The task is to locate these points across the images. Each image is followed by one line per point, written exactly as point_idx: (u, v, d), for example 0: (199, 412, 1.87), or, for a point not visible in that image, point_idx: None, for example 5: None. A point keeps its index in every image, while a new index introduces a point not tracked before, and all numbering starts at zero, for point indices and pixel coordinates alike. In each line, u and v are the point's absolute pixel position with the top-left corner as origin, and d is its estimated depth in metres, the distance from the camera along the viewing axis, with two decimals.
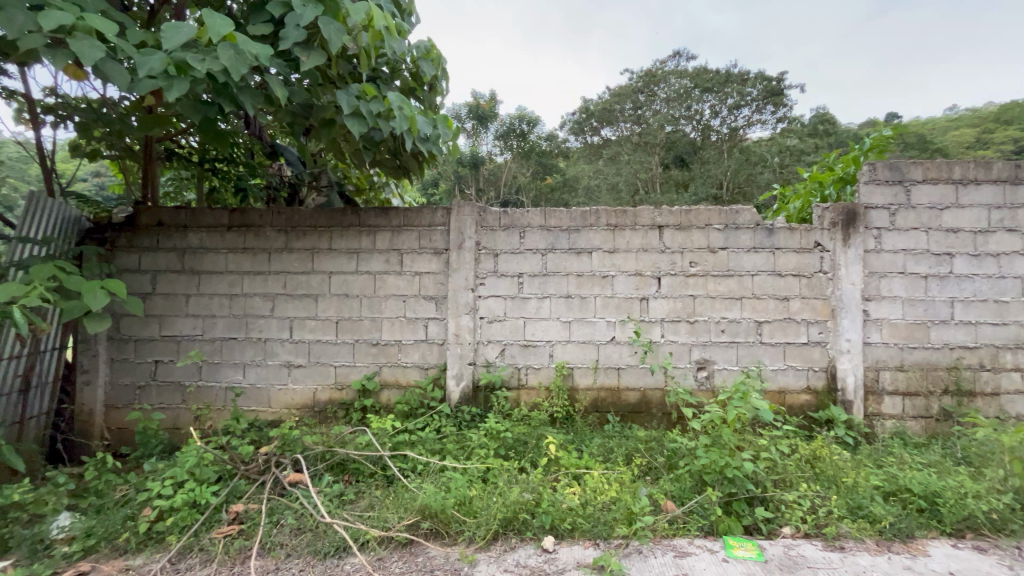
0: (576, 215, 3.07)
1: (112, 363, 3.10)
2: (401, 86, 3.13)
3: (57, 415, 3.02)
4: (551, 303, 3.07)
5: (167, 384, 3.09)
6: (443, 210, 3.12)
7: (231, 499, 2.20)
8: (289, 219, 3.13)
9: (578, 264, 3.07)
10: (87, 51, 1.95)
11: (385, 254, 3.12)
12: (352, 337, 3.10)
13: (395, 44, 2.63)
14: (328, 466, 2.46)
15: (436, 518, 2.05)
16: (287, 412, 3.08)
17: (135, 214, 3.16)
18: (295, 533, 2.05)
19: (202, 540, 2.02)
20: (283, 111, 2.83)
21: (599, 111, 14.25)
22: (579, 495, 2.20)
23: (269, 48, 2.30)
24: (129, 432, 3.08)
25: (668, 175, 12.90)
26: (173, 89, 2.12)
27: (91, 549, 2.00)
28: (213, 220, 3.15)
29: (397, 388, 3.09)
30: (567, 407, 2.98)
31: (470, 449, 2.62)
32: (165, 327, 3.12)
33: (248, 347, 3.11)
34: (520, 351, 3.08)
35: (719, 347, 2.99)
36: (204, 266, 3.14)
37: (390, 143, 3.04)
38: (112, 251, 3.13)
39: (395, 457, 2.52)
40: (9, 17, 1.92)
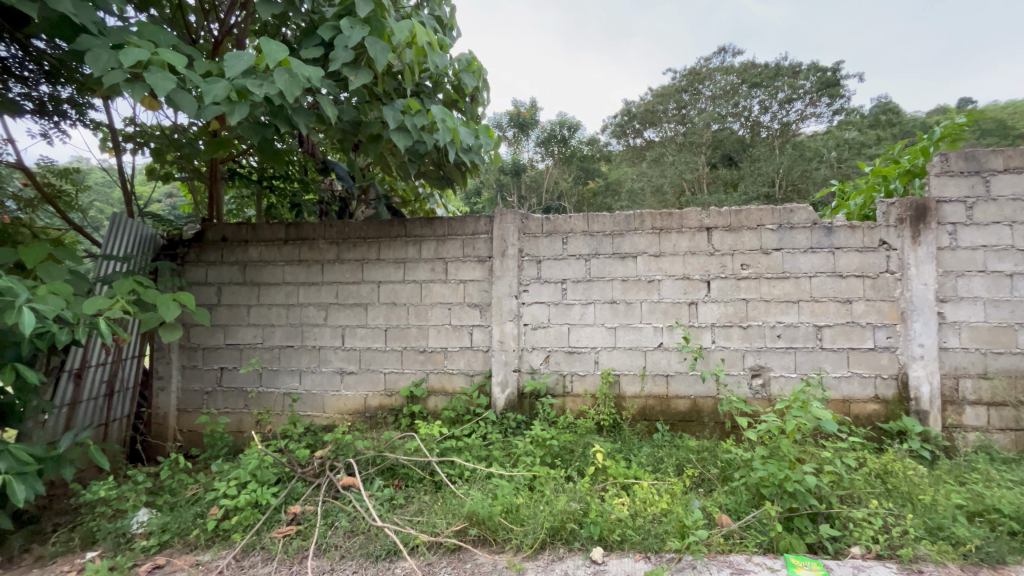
0: (620, 219, 3.03)
1: (183, 369, 3.34)
2: (444, 98, 3.22)
3: (137, 417, 3.28)
4: (596, 310, 3.03)
5: (231, 389, 3.29)
6: (487, 218, 3.16)
7: (290, 501, 2.31)
8: (340, 232, 3.27)
9: (622, 268, 3.02)
10: (161, 83, 2.12)
11: (431, 263, 3.19)
12: (400, 344, 3.19)
13: (437, 59, 2.70)
14: (379, 470, 2.53)
15: (484, 525, 2.05)
16: (340, 417, 3.20)
17: (202, 231, 3.40)
18: (348, 535, 2.11)
19: (263, 539, 2.12)
20: (334, 129, 2.97)
21: (642, 113, 13.99)
22: (628, 506, 2.14)
23: (320, 70, 2.43)
24: (198, 434, 3.30)
25: (716, 175, 12.42)
26: (235, 114, 2.27)
27: (166, 544, 2.14)
28: (271, 234, 3.33)
29: (444, 394, 3.14)
30: (614, 416, 2.92)
31: (517, 457, 2.62)
32: (229, 336, 3.33)
33: (303, 354, 3.26)
34: (564, 357, 3.05)
35: (775, 353, 2.85)
36: (264, 277, 3.33)
37: (434, 155, 3.12)
38: (183, 266, 3.38)
39: (443, 463, 2.56)
40: (96, 57, 2.12)
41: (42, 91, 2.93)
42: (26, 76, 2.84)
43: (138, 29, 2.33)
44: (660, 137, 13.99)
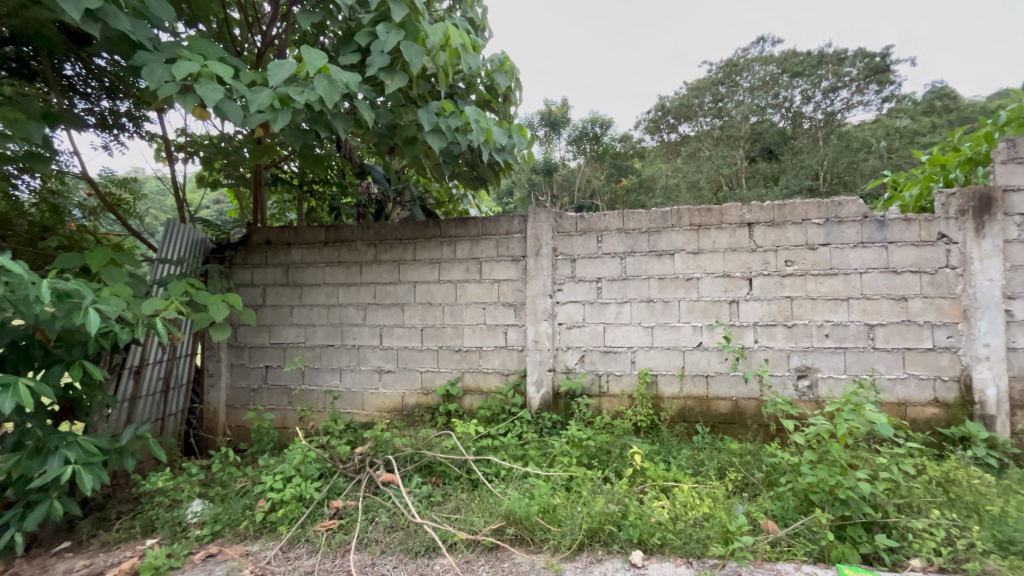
0: (656, 216, 2.96)
1: (232, 367, 3.49)
2: (477, 99, 3.24)
3: (190, 412, 3.46)
4: (632, 308, 2.98)
5: (276, 387, 3.41)
6: (520, 218, 3.15)
7: (332, 496, 2.37)
8: (378, 233, 3.35)
9: (659, 266, 2.96)
10: (210, 94, 2.23)
11: (466, 263, 3.22)
12: (436, 343, 3.23)
13: (470, 60, 2.72)
14: (417, 467, 2.57)
15: (521, 524, 2.05)
16: (379, 414, 3.27)
17: (248, 235, 3.54)
18: (388, 531, 2.16)
19: (308, 532, 2.18)
20: (371, 133, 3.04)
21: (676, 107, 13.67)
22: (668, 510, 2.09)
23: (358, 76, 2.49)
24: (245, 430, 3.44)
25: (755, 168, 11.98)
26: (278, 121, 2.35)
27: (218, 534, 2.25)
28: (312, 236, 3.44)
29: (479, 393, 3.16)
30: (652, 417, 2.86)
31: (553, 457, 2.61)
32: (274, 335, 3.46)
33: (343, 353, 3.35)
34: (600, 357, 3.01)
35: (822, 353, 2.72)
36: (305, 278, 3.44)
37: (468, 156, 3.14)
38: (231, 268, 3.54)
39: (480, 462, 2.58)
40: (152, 71, 2.25)
41: (103, 106, 3.14)
42: (89, 93, 3.05)
43: (189, 44, 2.45)
44: (696, 131, 13.63)
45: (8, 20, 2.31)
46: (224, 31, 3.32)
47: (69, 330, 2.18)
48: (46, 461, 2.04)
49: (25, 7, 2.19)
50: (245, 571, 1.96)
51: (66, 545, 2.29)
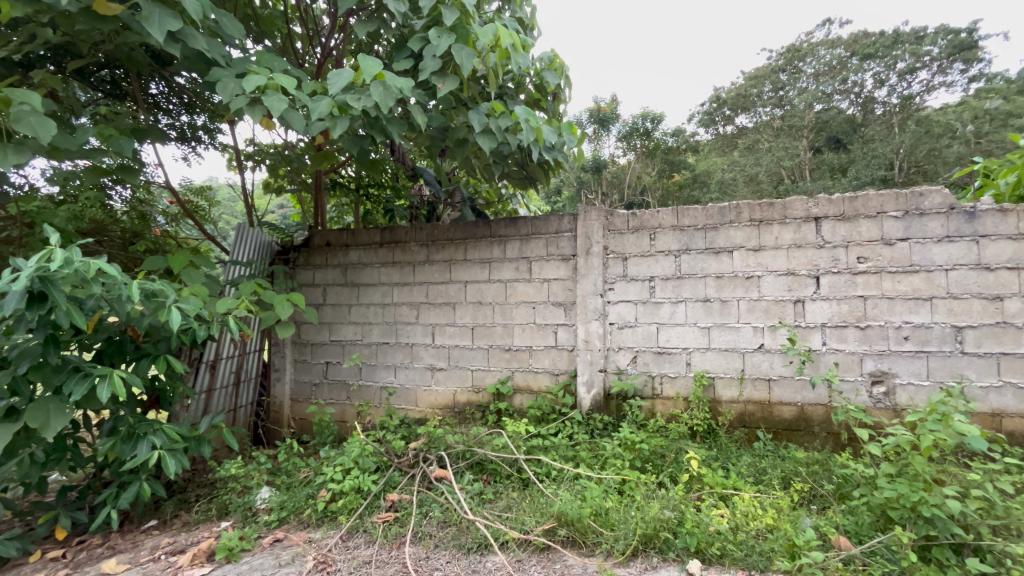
0: (714, 212, 2.84)
1: (295, 363, 3.68)
2: (526, 99, 3.25)
3: (259, 404, 3.68)
4: (687, 308, 2.88)
5: (336, 382, 3.57)
6: (570, 216, 3.12)
7: (388, 489, 2.45)
8: (430, 234, 3.43)
9: (716, 264, 2.83)
10: (276, 105, 2.36)
11: (516, 262, 3.23)
12: (486, 343, 3.26)
13: (520, 59, 2.72)
14: (468, 464, 2.60)
15: (573, 526, 2.03)
16: (431, 411, 3.34)
17: (310, 237, 3.73)
18: (441, 526, 2.20)
19: (365, 523, 2.26)
20: (423, 137, 3.11)
21: (733, 97, 13.06)
22: (728, 519, 1.99)
23: (411, 80, 2.55)
24: (308, 422, 3.62)
25: (821, 158, 11.18)
26: (337, 128, 2.46)
27: (284, 520, 2.38)
28: (368, 238, 3.57)
29: (530, 392, 3.16)
30: (709, 421, 2.75)
31: (605, 459, 2.56)
32: (333, 333, 3.62)
33: (398, 350, 3.45)
34: (653, 358, 2.93)
35: (900, 358, 2.50)
36: (362, 278, 3.58)
37: (518, 155, 3.16)
38: (294, 269, 3.74)
39: (530, 461, 2.58)
40: (225, 86, 2.41)
41: (182, 120, 3.41)
42: (171, 109, 3.33)
43: (257, 58, 2.61)
44: (754, 122, 12.95)
45: (103, 45, 2.55)
46: (288, 45, 3.52)
47: (155, 326, 2.38)
48: (137, 445, 2.25)
49: (118, 32, 2.41)
50: (309, 557, 2.05)
51: (153, 523, 2.51)
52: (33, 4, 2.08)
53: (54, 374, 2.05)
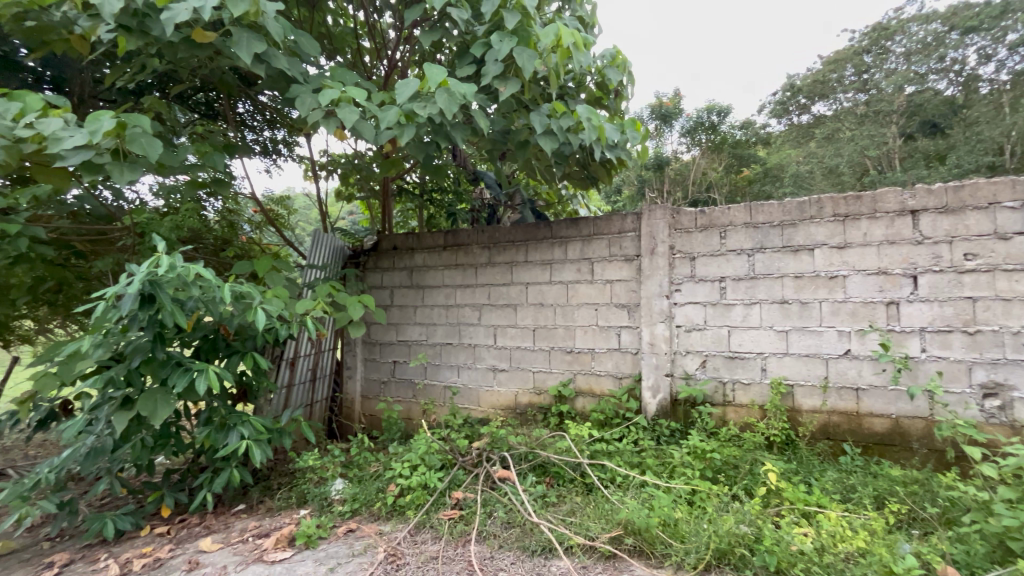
0: (791, 207, 2.65)
1: (365, 361, 3.86)
2: (587, 98, 3.22)
3: (332, 400, 3.90)
4: (762, 310, 2.70)
5: (402, 380, 3.71)
6: (634, 215, 3.04)
7: (452, 487, 2.50)
8: (491, 237, 3.47)
9: (795, 263, 2.64)
10: (348, 116, 2.49)
11: (577, 263, 3.19)
12: (548, 345, 3.25)
13: (582, 58, 2.68)
14: (531, 466, 2.61)
15: (641, 535, 1.97)
16: (494, 411, 3.38)
17: (378, 242, 3.90)
18: (505, 526, 2.21)
19: (432, 519, 2.32)
20: (485, 141, 3.16)
21: (809, 85, 12.13)
22: (813, 539, 1.83)
23: (474, 85, 2.60)
24: (377, 418, 3.78)
25: (913, 147, 10.27)
26: (404, 135, 2.55)
27: (356, 511, 2.50)
28: (433, 241, 3.68)
29: (592, 396, 3.10)
30: (788, 432, 2.56)
31: (673, 468, 2.46)
32: (400, 333, 3.76)
33: (461, 351, 3.53)
34: (725, 363, 2.78)
35: (1019, 367, 2.21)
36: (427, 280, 3.69)
37: (579, 155, 3.12)
38: (364, 272, 3.93)
39: (594, 466, 2.54)
40: (303, 101, 2.58)
41: (266, 135, 3.71)
42: (255, 125, 3.63)
43: (332, 74, 2.77)
44: (832, 111, 11.86)
45: (200, 71, 2.81)
46: (358, 60, 3.71)
47: (243, 326, 2.59)
48: (228, 435, 2.46)
49: (212, 58, 2.65)
50: (380, 548, 2.13)
51: (242, 507, 2.73)
52: (144, 37, 2.34)
53: (160, 367, 2.29)
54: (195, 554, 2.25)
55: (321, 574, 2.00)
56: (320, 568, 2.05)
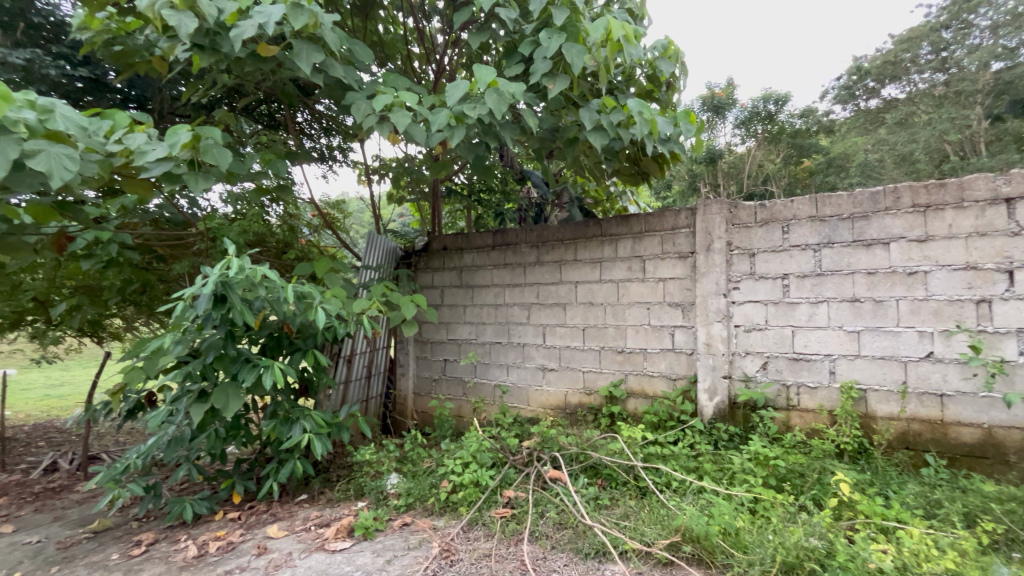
0: (863, 198, 2.47)
1: (417, 359, 3.96)
2: (638, 91, 3.14)
3: (386, 396, 4.02)
4: (831, 309, 2.53)
5: (453, 378, 3.77)
6: (688, 210, 2.92)
7: (504, 485, 2.50)
8: (540, 236, 3.45)
9: (867, 259, 2.45)
10: (401, 121, 2.56)
11: (628, 261, 3.12)
12: (598, 344, 3.19)
13: (633, 51, 2.61)
14: (582, 467, 2.58)
15: (700, 543, 1.89)
16: (543, 411, 3.36)
17: (429, 242, 3.99)
18: (557, 527, 2.20)
19: (484, 516, 2.33)
20: (534, 139, 3.15)
21: (878, 66, 11.22)
22: (892, 557, 1.69)
23: (523, 84, 2.59)
24: (429, 415, 3.86)
25: (1002, 129, 9.34)
26: (454, 137, 2.58)
27: (410, 505, 2.56)
28: (482, 241, 3.71)
29: (644, 397, 3.02)
30: (860, 440, 2.39)
31: (733, 475, 2.35)
32: (451, 332, 3.82)
33: (510, 350, 3.54)
34: (788, 365, 2.62)
35: None
36: (476, 280, 3.73)
37: (630, 150, 3.05)
38: (416, 272, 4.02)
39: (648, 469, 2.47)
40: (358, 107, 2.67)
41: (322, 143, 3.90)
42: (313, 133, 3.83)
43: (384, 80, 2.85)
44: (905, 94, 10.97)
45: (264, 83, 2.98)
46: (408, 66, 3.81)
47: (305, 325, 2.71)
48: (292, 428, 2.60)
49: (274, 71, 2.79)
50: (434, 543, 2.17)
51: (304, 497, 2.86)
52: (215, 55, 2.50)
53: (231, 363, 2.44)
54: (264, 540, 2.38)
55: (380, 566, 2.06)
56: (378, 559, 2.11)
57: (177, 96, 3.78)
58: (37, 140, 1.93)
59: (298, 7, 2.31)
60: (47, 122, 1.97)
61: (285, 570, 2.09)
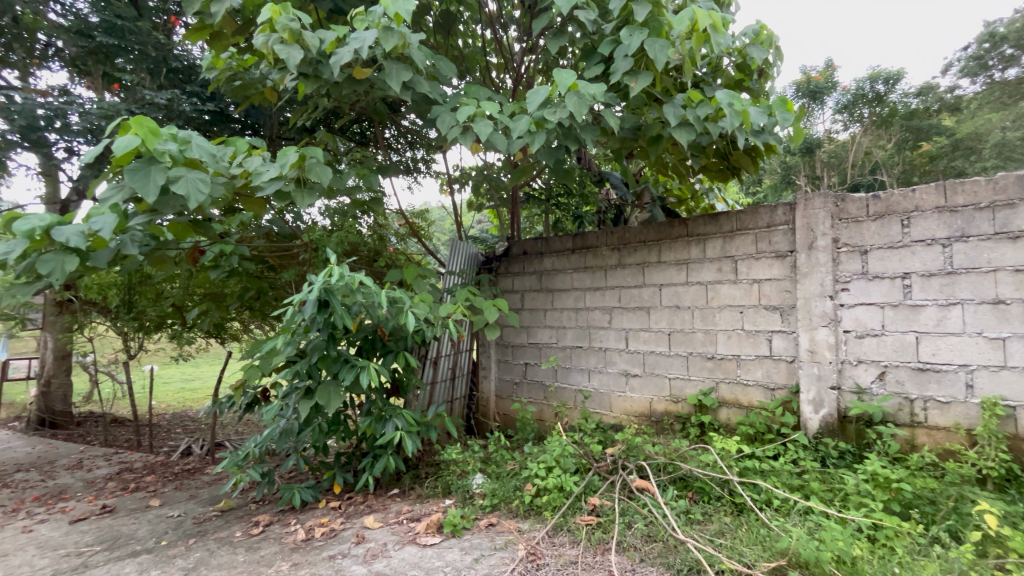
0: (1007, 183, 2.14)
1: (499, 362, 4.03)
2: (726, 82, 2.98)
3: (470, 398, 4.13)
4: (966, 313, 2.20)
5: (534, 382, 3.79)
6: (786, 206, 2.71)
7: (588, 492, 2.46)
8: (621, 237, 3.37)
9: (1014, 254, 2.12)
10: (483, 129, 2.64)
11: (718, 262, 2.95)
12: (685, 349, 3.04)
13: (722, 39, 2.47)
14: (671, 479, 2.47)
15: (808, 570, 1.72)
16: (627, 418, 3.27)
17: (509, 248, 4.06)
18: (646, 540, 2.12)
19: (569, 523, 2.31)
20: (614, 140, 3.09)
21: (1018, 30, 9.63)
22: None
23: (603, 84, 2.55)
24: (511, 418, 3.90)
25: None
26: (534, 142, 2.60)
27: (496, 506, 2.61)
28: (561, 245, 3.70)
29: (738, 407, 2.82)
30: (1009, 465, 2.05)
31: (846, 496, 2.13)
32: (531, 336, 3.84)
33: (591, 355, 3.48)
34: (912, 376, 2.32)
35: None
36: (556, 284, 3.72)
37: (719, 144, 2.89)
38: (497, 277, 4.10)
39: (745, 484, 2.31)
40: (443, 119, 2.79)
41: (409, 156, 4.12)
42: (400, 147, 4.07)
43: (467, 92, 2.95)
44: None
45: (358, 104, 3.22)
46: (487, 76, 3.92)
47: (396, 327, 2.88)
48: (386, 426, 2.77)
49: (367, 92, 3.01)
50: (520, 546, 2.19)
51: (396, 491, 3.02)
52: (318, 81, 2.73)
53: (333, 363, 2.65)
54: (362, 529, 2.55)
55: (468, 563, 2.11)
56: (466, 557, 2.17)
57: (284, 121, 4.21)
58: (179, 167, 2.24)
59: (389, 30, 2.47)
60: (186, 151, 2.30)
61: (381, 560, 2.21)
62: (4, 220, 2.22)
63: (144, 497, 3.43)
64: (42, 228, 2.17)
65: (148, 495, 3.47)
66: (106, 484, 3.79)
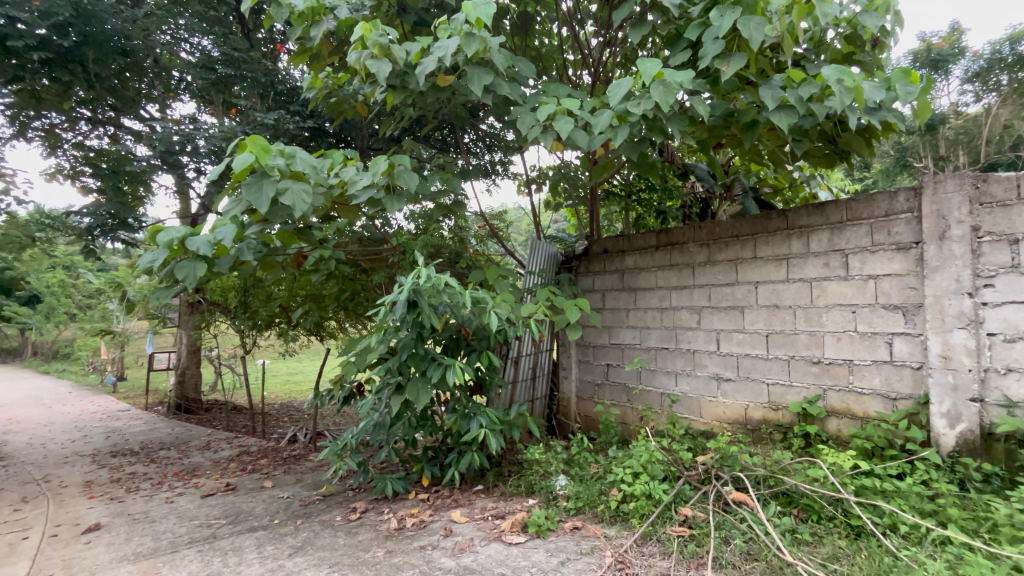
0: None
1: (580, 363, 3.97)
2: (832, 57, 2.69)
3: (550, 398, 4.11)
4: None
5: (617, 384, 3.68)
6: (909, 191, 2.38)
7: (679, 502, 2.34)
8: (710, 233, 3.17)
9: None
10: (564, 127, 2.60)
11: (824, 257, 2.67)
12: (786, 353, 2.79)
13: (829, 8, 2.23)
14: (772, 493, 2.27)
15: None
16: (719, 424, 3.07)
17: (589, 246, 3.98)
18: (746, 558, 1.97)
19: (659, 532, 2.21)
20: (703, 129, 2.91)
21: None
22: None
23: (691, 71, 2.40)
24: (592, 420, 3.82)
25: None
26: (618, 136, 2.51)
27: (580, 509, 2.57)
28: (644, 242, 3.56)
29: (850, 418, 2.54)
30: None
31: (996, 528, 1.82)
32: (613, 336, 3.74)
33: (678, 357, 3.31)
34: None
35: None
36: (639, 282, 3.59)
37: (826, 126, 2.61)
38: (577, 276, 4.05)
39: (863, 505, 2.06)
40: (523, 119, 2.79)
41: (486, 159, 4.24)
42: (479, 151, 4.17)
43: (546, 90, 2.94)
44: None
45: (441, 111, 3.33)
46: (563, 74, 3.89)
47: (479, 327, 2.94)
48: (471, 423, 2.84)
49: (450, 98, 3.10)
50: (607, 553, 2.13)
51: (481, 487, 3.08)
52: (405, 91, 2.85)
53: (421, 360, 2.76)
54: (450, 522, 2.63)
55: (554, 566, 2.10)
56: (552, 559, 2.15)
57: (372, 132, 4.48)
58: (286, 180, 2.46)
59: (471, 35, 2.53)
60: (291, 165, 2.51)
61: (469, 554, 2.27)
62: (149, 231, 2.54)
63: (259, 478, 3.82)
64: (179, 238, 2.48)
65: (262, 476, 3.86)
66: (229, 464, 4.28)
